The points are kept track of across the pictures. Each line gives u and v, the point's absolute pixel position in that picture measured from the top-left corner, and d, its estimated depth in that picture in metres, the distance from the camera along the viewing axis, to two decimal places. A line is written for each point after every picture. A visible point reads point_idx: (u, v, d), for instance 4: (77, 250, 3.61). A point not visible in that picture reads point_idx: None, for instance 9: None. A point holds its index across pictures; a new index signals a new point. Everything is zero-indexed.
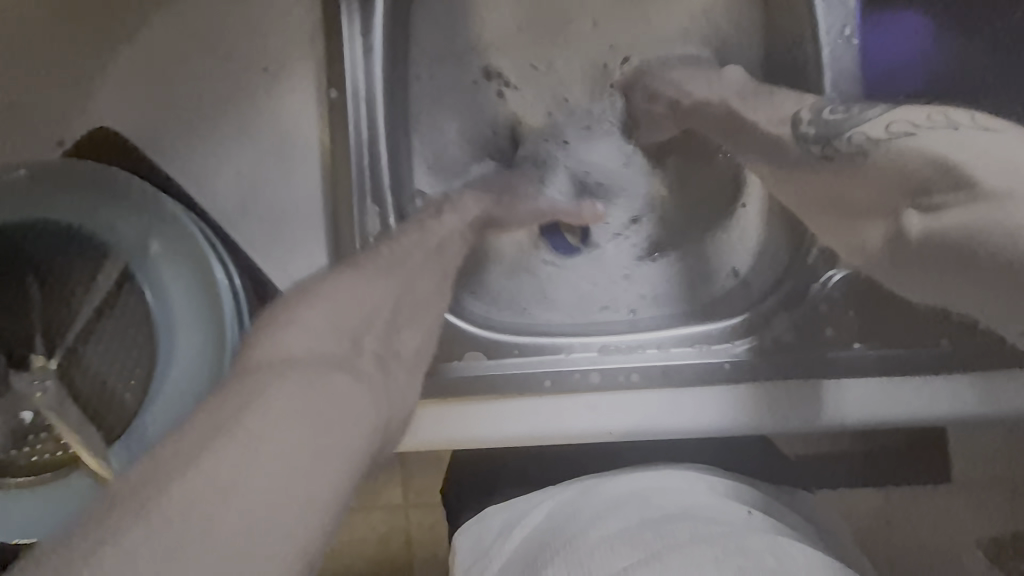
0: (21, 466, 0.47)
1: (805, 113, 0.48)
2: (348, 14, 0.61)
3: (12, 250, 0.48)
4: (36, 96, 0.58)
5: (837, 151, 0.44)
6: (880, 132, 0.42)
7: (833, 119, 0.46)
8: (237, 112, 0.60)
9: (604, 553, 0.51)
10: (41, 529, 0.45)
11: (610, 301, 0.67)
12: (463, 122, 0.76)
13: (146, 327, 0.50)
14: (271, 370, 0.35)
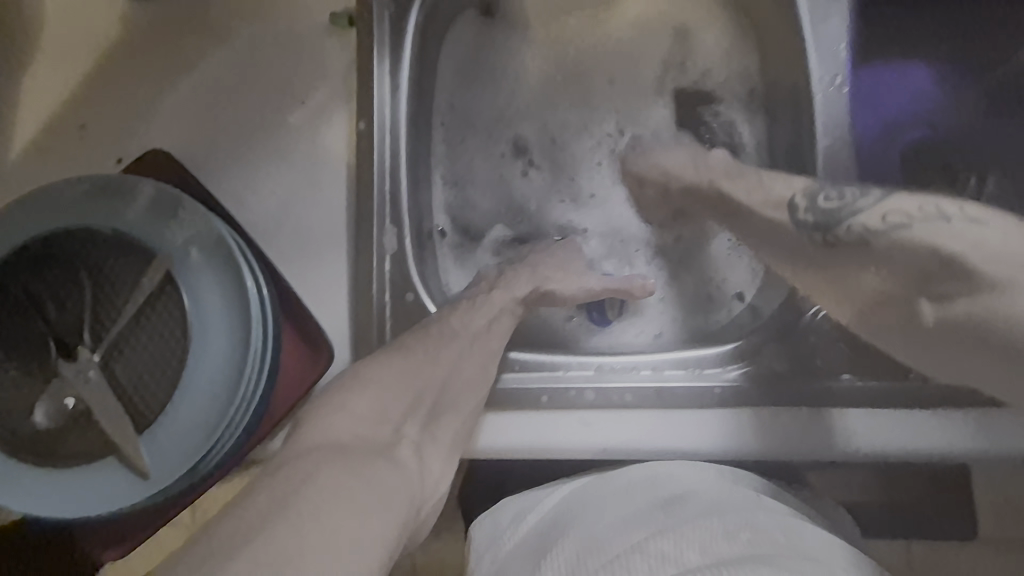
0: (64, 447, 0.51)
1: (802, 197, 0.55)
2: (379, 48, 0.64)
3: (69, 247, 0.53)
4: (108, 126, 0.66)
5: (838, 239, 0.52)
6: (872, 225, 0.50)
7: (828, 205, 0.53)
8: (273, 136, 0.65)
9: (612, 551, 0.49)
10: (84, 506, 0.51)
11: (635, 329, 0.70)
12: (485, 184, 0.73)
13: (180, 328, 0.53)
14: (322, 457, 0.44)
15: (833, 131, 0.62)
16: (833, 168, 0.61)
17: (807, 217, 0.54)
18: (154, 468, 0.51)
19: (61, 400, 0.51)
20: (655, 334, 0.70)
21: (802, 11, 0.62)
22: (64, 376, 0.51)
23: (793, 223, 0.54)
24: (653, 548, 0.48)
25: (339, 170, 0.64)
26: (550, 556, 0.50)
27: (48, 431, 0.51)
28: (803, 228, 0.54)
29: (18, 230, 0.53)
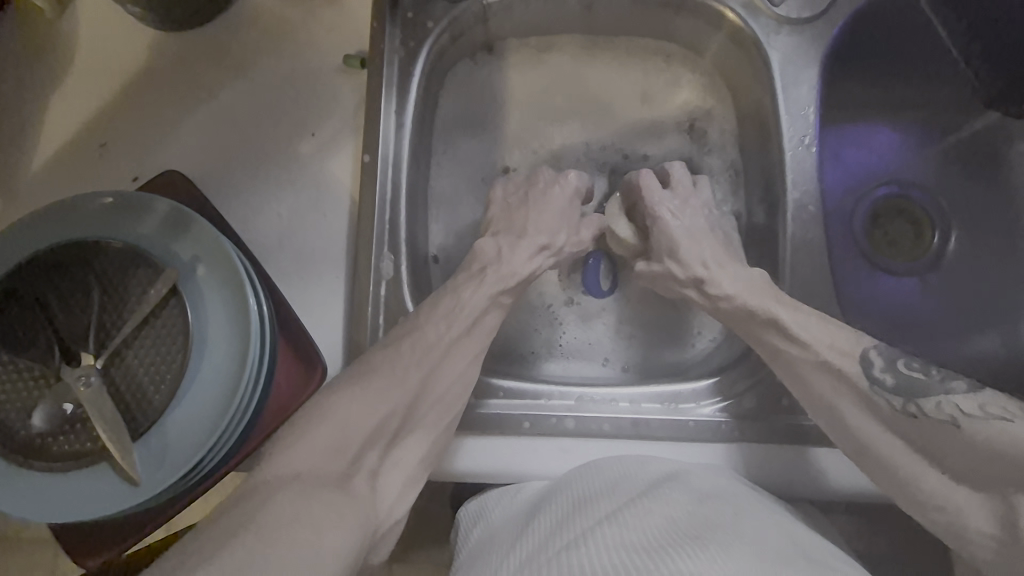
0: (58, 452, 0.53)
1: (876, 353, 0.55)
2: (387, 89, 0.68)
3: (81, 257, 0.56)
4: (127, 147, 0.70)
5: (923, 413, 0.52)
6: (962, 409, 0.50)
7: (911, 374, 0.53)
8: (282, 162, 0.69)
9: (600, 505, 0.51)
10: (74, 510, 0.52)
11: (601, 358, 0.72)
12: (470, 212, 0.76)
13: (181, 339, 0.55)
14: (274, 484, 0.47)
15: (803, 185, 0.66)
16: (800, 219, 0.66)
17: (883, 376, 0.54)
18: (147, 473, 0.53)
19: (60, 406, 0.52)
20: (622, 366, 0.72)
21: (776, 77, 0.67)
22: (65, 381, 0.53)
23: (867, 377, 0.54)
24: (640, 500, 0.50)
25: (342, 198, 0.68)
26: (531, 521, 0.52)
27: (46, 434, 0.53)
28: (881, 388, 0.53)
29: (36, 240, 0.57)
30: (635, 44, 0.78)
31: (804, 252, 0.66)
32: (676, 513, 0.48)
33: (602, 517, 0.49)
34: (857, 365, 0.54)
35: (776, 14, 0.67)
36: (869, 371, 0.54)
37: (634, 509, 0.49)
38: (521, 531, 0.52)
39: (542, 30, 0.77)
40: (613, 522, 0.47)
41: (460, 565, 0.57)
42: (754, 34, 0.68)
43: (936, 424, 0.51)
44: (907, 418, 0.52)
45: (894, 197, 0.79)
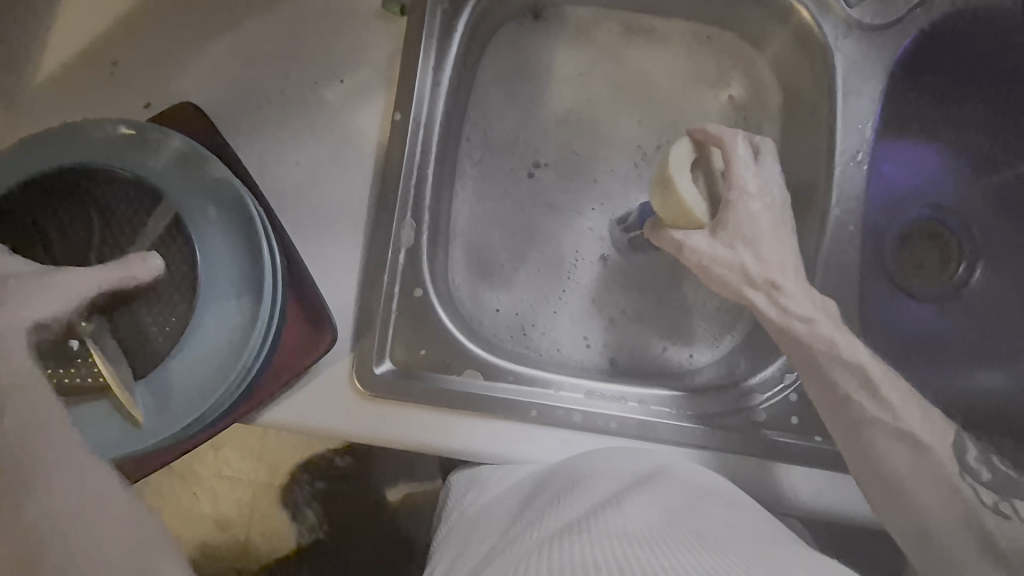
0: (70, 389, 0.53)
1: (968, 441, 0.54)
2: (427, 42, 0.63)
3: (86, 185, 0.55)
4: (139, 70, 0.66)
5: (1014, 513, 0.51)
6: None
7: (1001, 471, 0.54)
8: (305, 107, 0.65)
9: (595, 489, 0.50)
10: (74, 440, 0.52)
11: (602, 336, 0.72)
12: (496, 184, 0.74)
13: (191, 282, 0.55)
14: None
15: (846, 202, 0.62)
16: (839, 240, 0.61)
17: (978, 466, 0.53)
18: (149, 417, 0.53)
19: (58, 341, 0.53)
20: (608, 361, 0.71)
21: (839, 84, 0.62)
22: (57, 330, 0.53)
23: (962, 465, 0.53)
24: (634, 489, 0.50)
25: (365, 154, 0.63)
26: (530, 497, 0.53)
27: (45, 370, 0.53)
28: (975, 478, 0.52)
29: (31, 160, 0.54)
30: (692, 30, 0.74)
31: (833, 278, 0.61)
32: (672, 505, 0.48)
33: (597, 502, 0.49)
34: (951, 448, 0.53)
35: (851, 17, 0.62)
36: (964, 457, 0.53)
37: (632, 496, 0.49)
38: (514, 510, 0.52)
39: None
40: (611, 508, 0.47)
41: (450, 537, 0.57)
42: (823, 35, 0.63)
43: None
44: (1000, 515, 0.51)
45: (924, 220, 0.78)
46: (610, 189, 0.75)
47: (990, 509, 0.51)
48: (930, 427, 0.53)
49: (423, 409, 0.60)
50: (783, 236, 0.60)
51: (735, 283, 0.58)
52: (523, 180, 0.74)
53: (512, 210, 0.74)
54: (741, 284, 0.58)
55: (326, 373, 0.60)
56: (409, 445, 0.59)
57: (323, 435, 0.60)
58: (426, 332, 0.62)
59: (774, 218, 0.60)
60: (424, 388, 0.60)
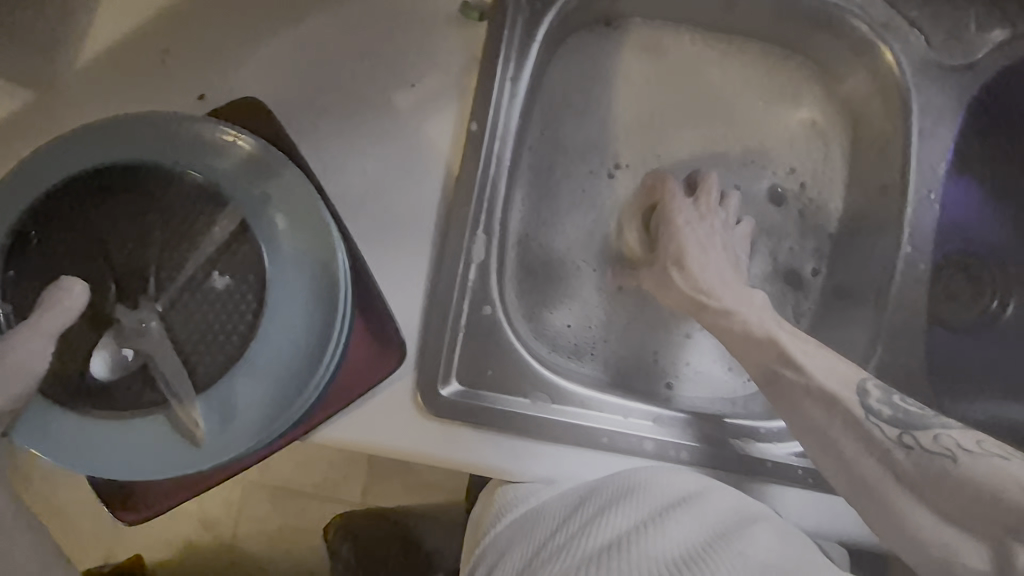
0: (122, 399, 0.50)
1: (874, 383, 0.51)
2: (506, 51, 0.61)
3: (145, 184, 0.52)
4: (191, 58, 0.61)
5: (920, 445, 0.47)
6: (958, 444, 0.47)
7: (907, 406, 0.50)
8: (372, 109, 0.61)
9: (643, 507, 0.50)
10: (123, 458, 0.49)
11: (665, 357, 0.70)
12: (556, 197, 0.71)
13: (259, 290, 0.52)
14: None
15: (917, 239, 0.62)
16: (908, 278, 0.62)
17: (880, 406, 0.50)
18: (210, 434, 0.50)
19: (113, 349, 0.50)
20: (667, 384, 0.69)
21: (914, 122, 0.63)
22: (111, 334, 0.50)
23: (863, 406, 0.50)
24: (680, 509, 0.50)
25: (436, 164, 0.60)
26: (580, 500, 0.53)
27: (105, 377, 0.50)
28: (876, 418, 0.49)
29: (85, 154, 0.51)
30: (763, 53, 0.72)
31: (899, 314, 0.62)
32: (719, 528, 0.48)
33: (642, 522, 0.48)
34: (856, 394, 0.51)
35: (930, 55, 0.63)
36: (866, 400, 0.50)
37: (685, 513, 0.49)
38: (558, 523, 0.51)
39: (669, 13, 0.70)
40: (661, 533, 0.47)
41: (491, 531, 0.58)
42: (905, 72, 0.63)
43: (932, 455, 0.47)
44: (901, 450, 0.48)
45: (952, 257, 0.71)
46: None
47: (893, 446, 0.48)
48: (848, 384, 0.51)
49: (490, 432, 0.59)
50: (716, 252, 0.63)
51: (682, 295, 0.60)
52: (608, 180, 0.72)
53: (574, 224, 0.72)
54: (684, 302, 0.60)
55: (391, 393, 0.58)
56: (475, 466, 0.58)
57: (385, 453, 0.58)
58: (493, 352, 0.60)
59: (708, 239, 0.64)
60: (494, 409, 0.58)
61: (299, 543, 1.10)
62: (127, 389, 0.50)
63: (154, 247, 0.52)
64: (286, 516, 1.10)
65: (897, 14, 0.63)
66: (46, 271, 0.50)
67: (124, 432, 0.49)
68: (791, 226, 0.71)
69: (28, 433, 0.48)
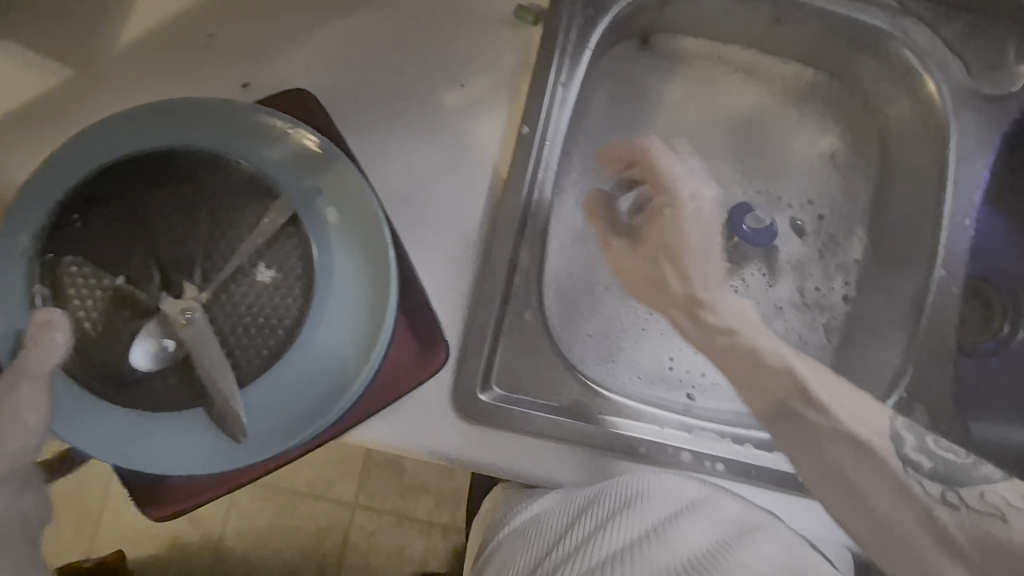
0: (159, 392, 0.48)
1: (909, 430, 0.51)
2: (560, 56, 0.61)
3: (192, 170, 0.50)
4: (236, 43, 0.59)
5: (963, 503, 0.48)
6: (1004, 498, 0.48)
7: (946, 456, 0.50)
8: (421, 107, 0.60)
9: (646, 515, 0.50)
10: (157, 452, 0.47)
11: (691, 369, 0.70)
12: None
13: (306, 284, 0.51)
14: None
15: (951, 263, 0.64)
16: (940, 300, 0.63)
17: (921, 457, 0.50)
18: (253, 430, 0.49)
19: (154, 342, 0.48)
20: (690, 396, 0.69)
21: (953, 148, 0.64)
22: (151, 323, 0.48)
23: (902, 459, 0.49)
24: (684, 518, 0.49)
25: (483, 165, 0.60)
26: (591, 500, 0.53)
27: (144, 367, 0.48)
28: (917, 470, 0.49)
29: (134, 139, 0.50)
30: (801, 73, 0.73)
31: (933, 336, 0.62)
32: (723, 539, 0.48)
33: (646, 531, 0.48)
34: (890, 441, 0.50)
35: (970, 84, 0.64)
36: (903, 450, 0.50)
37: (693, 517, 0.50)
38: (568, 523, 0.51)
39: (714, 27, 0.70)
40: (663, 545, 0.47)
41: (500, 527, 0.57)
42: (946, 99, 0.64)
43: (978, 515, 0.47)
44: (943, 508, 0.48)
45: None
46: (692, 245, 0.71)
47: (935, 503, 0.48)
48: (874, 427, 0.50)
49: (528, 439, 0.58)
50: (717, 248, 0.55)
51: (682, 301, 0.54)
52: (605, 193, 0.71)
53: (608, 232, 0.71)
54: (675, 301, 0.54)
55: (429, 396, 0.57)
56: (511, 472, 0.57)
57: (416, 455, 0.57)
58: (532, 358, 0.60)
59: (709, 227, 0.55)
60: (531, 415, 0.58)
61: (284, 542, 1.07)
62: (165, 381, 0.48)
63: (200, 236, 0.50)
64: (274, 514, 1.08)
65: (939, 42, 0.64)
66: (86, 255, 0.48)
67: (158, 426, 0.47)
68: (813, 260, 0.72)
69: (66, 424, 0.46)
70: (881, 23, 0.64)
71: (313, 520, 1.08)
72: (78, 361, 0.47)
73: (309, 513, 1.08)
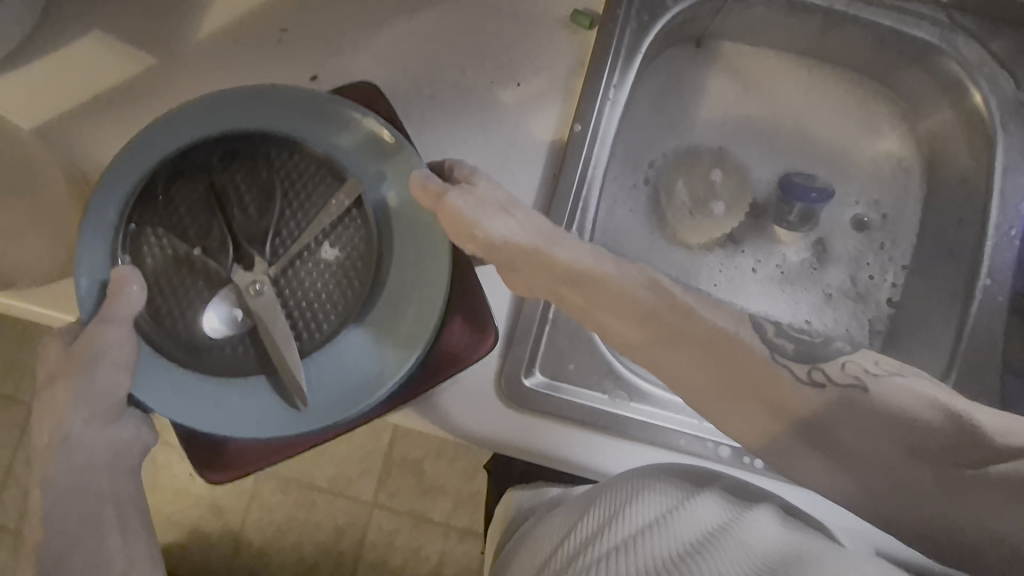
0: (227, 359, 0.51)
1: (766, 321, 0.51)
2: (613, 58, 0.63)
3: (267, 152, 0.54)
4: (309, 38, 0.63)
5: (828, 379, 0.47)
6: (865, 369, 0.48)
7: (801, 340, 0.51)
8: (478, 103, 0.63)
9: (650, 496, 0.48)
10: (216, 416, 0.49)
11: None
12: (632, 204, 0.72)
13: (370, 263, 0.53)
14: None
15: (996, 274, 0.64)
16: (985, 309, 0.63)
17: (780, 343, 0.50)
18: (312, 402, 0.51)
19: (229, 308, 0.51)
20: None
21: (1000, 158, 0.64)
22: (223, 292, 0.51)
23: (766, 345, 0.49)
24: (692, 499, 0.47)
25: (535, 161, 0.62)
26: (601, 490, 0.51)
27: (216, 334, 0.51)
28: (780, 355, 0.49)
29: (212, 121, 0.53)
30: (844, 85, 0.74)
31: (978, 344, 0.62)
32: (729, 518, 0.45)
33: (648, 514, 0.45)
34: (753, 330, 0.50)
35: (1019, 97, 0.65)
36: (763, 333, 0.50)
37: (701, 500, 0.47)
38: (577, 515, 0.49)
39: (759, 38, 0.72)
40: (654, 529, 0.44)
41: (522, 530, 0.55)
42: (993, 111, 0.65)
43: (842, 389, 0.47)
44: (815, 387, 0.47)
45: None
46: (740, 230, 0.74)
47: (805, 383, 0.47)
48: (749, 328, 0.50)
49: (570, 427, 0.59)
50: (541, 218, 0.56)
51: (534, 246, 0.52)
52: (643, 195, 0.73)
53: (648, 232, 0.72)
54: (527, 256, 0.52)
55: (475, 381, 0.59)
56: (552, 456, 0.58)
57: (462, 435, 0.58)
58: (577, 348, 0.62)
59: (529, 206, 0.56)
60: (569, 402, 0.59)
61: (302, 535, 1.09)
62: (233, 348, 0.51)
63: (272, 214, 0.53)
64: (294, 508, 1.09)
65: (988, 55, 0.66)
66: (166, 227, 0.52)
67: (219, 391, 0.50)
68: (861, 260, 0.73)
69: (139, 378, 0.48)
70: (930, 37, 0.66)
71: (332, 516, 1.09)
72: (155, 324, 0.50)
73: (324, 509, 1.09)
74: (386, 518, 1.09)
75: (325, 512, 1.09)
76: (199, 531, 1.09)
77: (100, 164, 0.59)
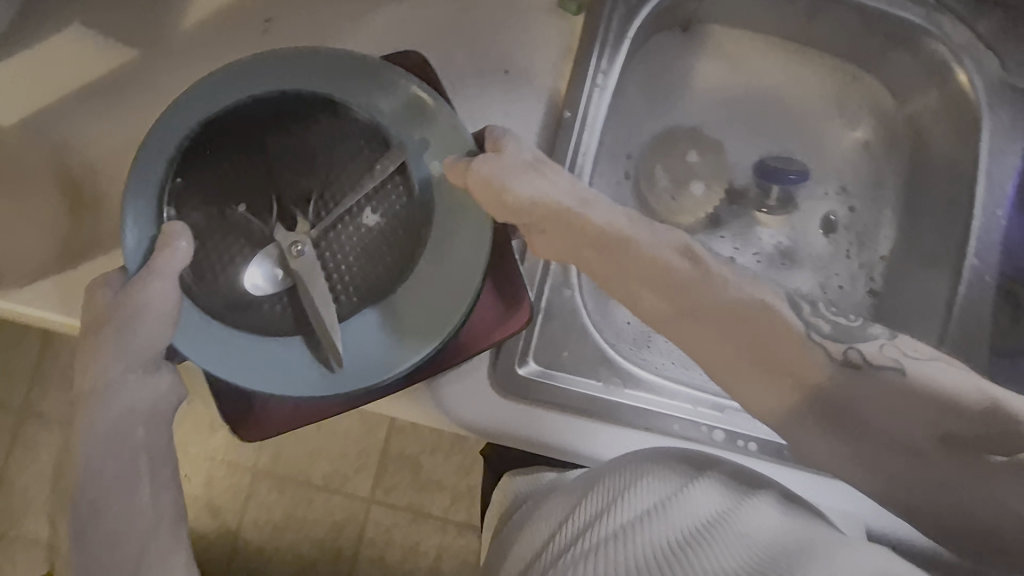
0: (269, 319, 0.51)
1: (801, 300, 0.52)
2: (601, 44, 0.63)
3: (313, 116, 0.53)
4: (293, 28, 0.62)
5: (863, 360, 0.48)
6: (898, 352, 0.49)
7: (837, 321, 0.51)
8: (467, 91, 0.62)
9: (649, 484, 0.48)
10: (252, 375, 0.50)
11: None
12: (623, 192, 0.72)
13: (410, 228, 0.53)
14: None
15: (983, 254, 0.64)
16: (973, 288, 0.63)
17: (817, 322, 0.50)
18: (347, 360, 0.51)
19: (273, 267, 0.51)
20: None
21: (986, 140, 0.65)
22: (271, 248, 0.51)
23: (803, 323, 0.49)
24: (691, 486, 0.47)
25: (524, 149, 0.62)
26: (600, 478, 0.51)
27: (260, 290, 0.51)
28: (816, 331, 0.49)
29: (259, 82, 0.52)
30: (833, 69, 0.74)
31: (966, 323, 0.63)
32: (726, 505, 0.45)
33: (646, 501, 0.45)
34: (789, 305, 0.50)
35: (1005, 78, 0.65)
36: (797, 309, 0.50)
37: (700, 485, 0.47)
38: (574, 502, 0.49)
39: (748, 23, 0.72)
40: (651, 516, 0.44)
41: (518, 516, 0.55)
42: (979, 92, 0.65)
43: (876, 372, 0.47)
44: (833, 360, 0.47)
45: None
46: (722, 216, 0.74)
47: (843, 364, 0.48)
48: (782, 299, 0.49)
49: (562, 414, 0.59)
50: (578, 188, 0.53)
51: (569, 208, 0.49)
52: (633, 181, 0.73)
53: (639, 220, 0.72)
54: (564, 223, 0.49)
55: (469, 368, 0.59)
56: (544, 442, 0.58)
57: (455, 424, 0.58)
58: (569, 334, 0.62)
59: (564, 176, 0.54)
60: (563, 389, 0.59)
61: (299, 534, 1.08)
62: (271, 310, 0.51)
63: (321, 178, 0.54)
64: (290, 506, 1.09)
65: (974, 36, 0.66)
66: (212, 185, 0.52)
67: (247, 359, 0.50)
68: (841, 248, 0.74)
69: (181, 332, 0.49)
70: (917, 19, 0.66)
71: (329, 513, 1.08)
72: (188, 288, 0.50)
73: (321, 506, 1.09)
74: (383, 514, 1.09)
75: (322, 510, 1.09)
76: (197, 530, 1.08)
77: (85, 159, 0.58)
